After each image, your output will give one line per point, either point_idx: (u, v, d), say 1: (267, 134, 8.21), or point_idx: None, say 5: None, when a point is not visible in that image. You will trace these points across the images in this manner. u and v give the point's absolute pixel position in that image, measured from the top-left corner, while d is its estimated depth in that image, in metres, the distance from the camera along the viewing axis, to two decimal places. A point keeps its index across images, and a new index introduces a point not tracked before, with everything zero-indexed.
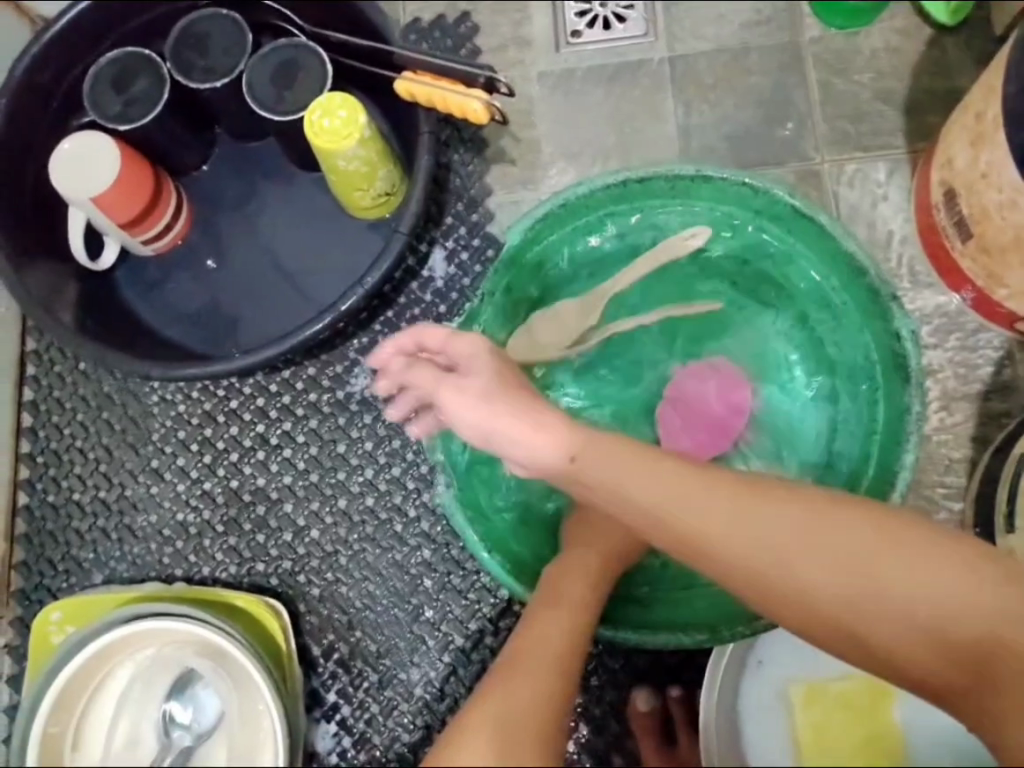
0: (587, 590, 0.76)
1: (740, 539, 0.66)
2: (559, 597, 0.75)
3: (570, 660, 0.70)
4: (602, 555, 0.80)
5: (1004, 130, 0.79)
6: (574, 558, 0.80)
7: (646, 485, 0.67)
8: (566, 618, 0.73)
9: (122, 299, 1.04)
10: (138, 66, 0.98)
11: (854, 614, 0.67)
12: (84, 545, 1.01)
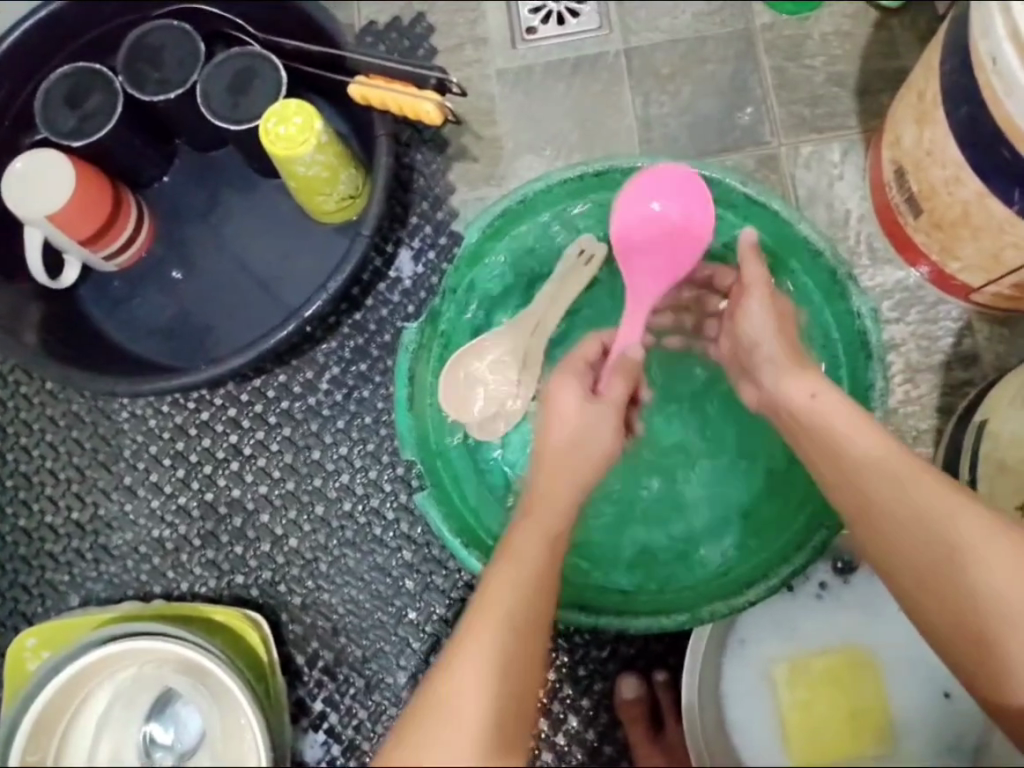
0: (545, 534, 0.70)
1: (844, 431, 0.72)
2: (518, 547, 0.68)
3: (535, 621, 0.64)
4: (563, 491, 0.73)
5: (943, 108, 0.81)
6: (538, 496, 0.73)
7: (865, 437, 0.71)
8: (528, 571, 0.66)
9: (88, 315, 1.03)
10: (89, 80, 0.97)
11: (908, 547, 0.69)
12: (59, 568, 1.00)
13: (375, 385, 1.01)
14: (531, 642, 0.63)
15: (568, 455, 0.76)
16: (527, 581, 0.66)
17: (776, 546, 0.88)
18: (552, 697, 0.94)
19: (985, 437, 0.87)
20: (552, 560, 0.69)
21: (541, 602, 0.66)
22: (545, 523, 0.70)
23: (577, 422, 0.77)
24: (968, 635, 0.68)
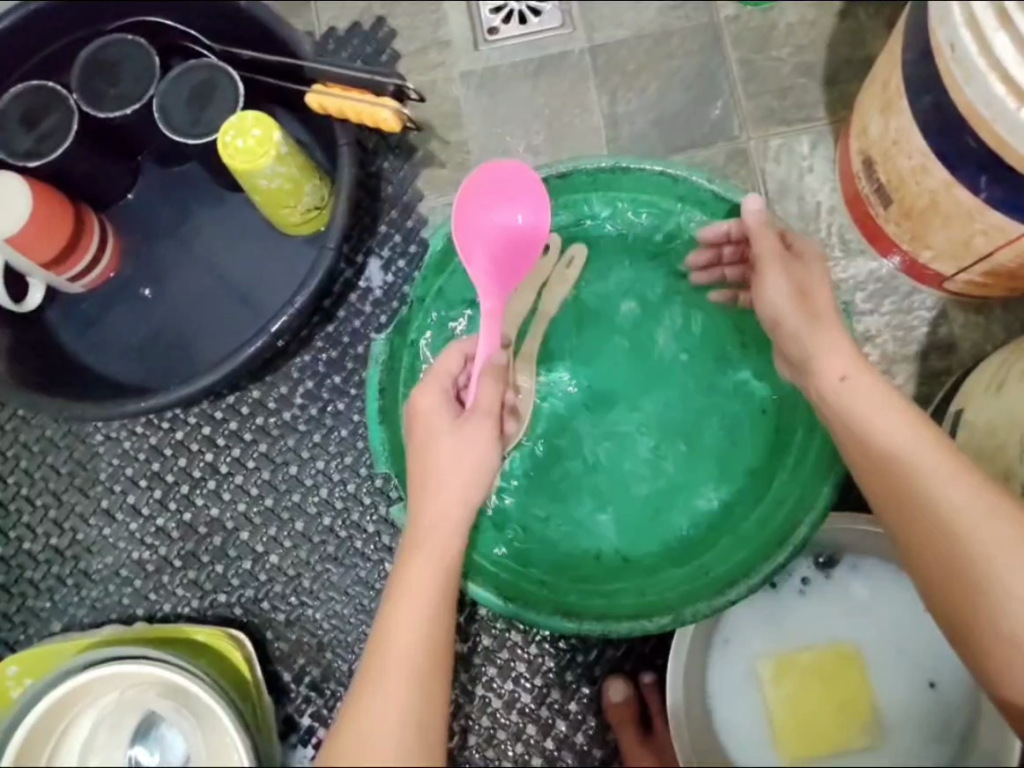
0: (433, 562, 0.71)
1: (872, 420, 0.71)
2: (409, 582, 0.70)
3: (432, 654, 0.66)
4: (448, 506, 0.74)
5: (907, 97, 0.81)
6: (424, 520, 0.74)
7: (892, 426, 0.70)
8: (419, 606, 0.68)
9: (56, 339, 1.01)
10: (44, 100, 0.95)
11: (929, 537, 0.70)
12: (40, 594, 0.99)
13: (351, 397, 1.00)
14: (432, 676, 0.65)
15: (445, 474, 0.75)
16: (423, 615, 0.68)
17: (754, 543, 0.88)
18: (540, 702, 0.95)
19: (962, 427, 0.87)
20: (445, 588, 0.70)
21: (438, 630, 0.68)
22: (434, 545, 0.72)
23: (452, 439, 0.77)
24: (982, 627, 0.68)
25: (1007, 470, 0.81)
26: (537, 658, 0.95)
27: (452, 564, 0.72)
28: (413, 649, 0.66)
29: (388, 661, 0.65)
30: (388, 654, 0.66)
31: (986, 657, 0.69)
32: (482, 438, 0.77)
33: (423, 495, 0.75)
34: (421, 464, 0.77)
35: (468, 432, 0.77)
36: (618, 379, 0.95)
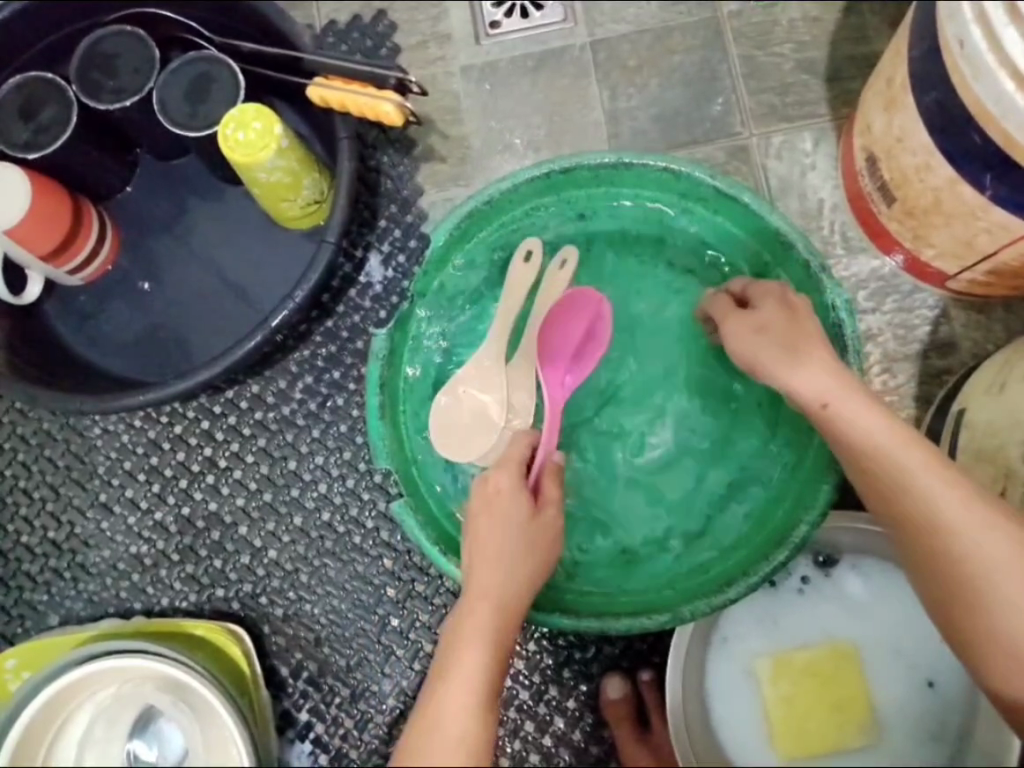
0: (483, 651, 0.67)
1: (864, 445, 0.70)
2: (456, 667, 0.66)
3: (482, 739, 0.61)
4: (501, 594, 0.73)
5: (911, 94, 0.80)
6: (473, 608, 0.71)
7: (884, 446, 0.70)
8: (468, 689, 0.64)
9: (54, 332, 1.01)
10: (42, 91, 0.94)
11: (927, 550, 0.70)
12: (37, 588, 0.99)
13: (349, 393, 1.00)
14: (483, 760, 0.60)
15: (502, 570, 0.74)
16: (470, 697, 0.63)
17: (752, 544, 0.88)
18: (538, 699, 0.94)
19: (964, 427, 0.87)
20: (494, 676, 0.67)
21: (487, 716, 0.63)
22: (483, 634, 0.69)
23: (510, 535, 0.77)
24: (980, 632, 0.69)
25: (1007, 471, 0.81)
26: (536, 655, 0.95)
27: (501, 655, 0.69)
28: (465, 733, 0.61)
29: (439, 746, 0.60)
30: (436, 737, 0.60)
31: (984, 658, 0.70)
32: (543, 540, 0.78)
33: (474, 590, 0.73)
34: (474, 562, 0.75)
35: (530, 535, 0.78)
36: (618, 375, 0.94)
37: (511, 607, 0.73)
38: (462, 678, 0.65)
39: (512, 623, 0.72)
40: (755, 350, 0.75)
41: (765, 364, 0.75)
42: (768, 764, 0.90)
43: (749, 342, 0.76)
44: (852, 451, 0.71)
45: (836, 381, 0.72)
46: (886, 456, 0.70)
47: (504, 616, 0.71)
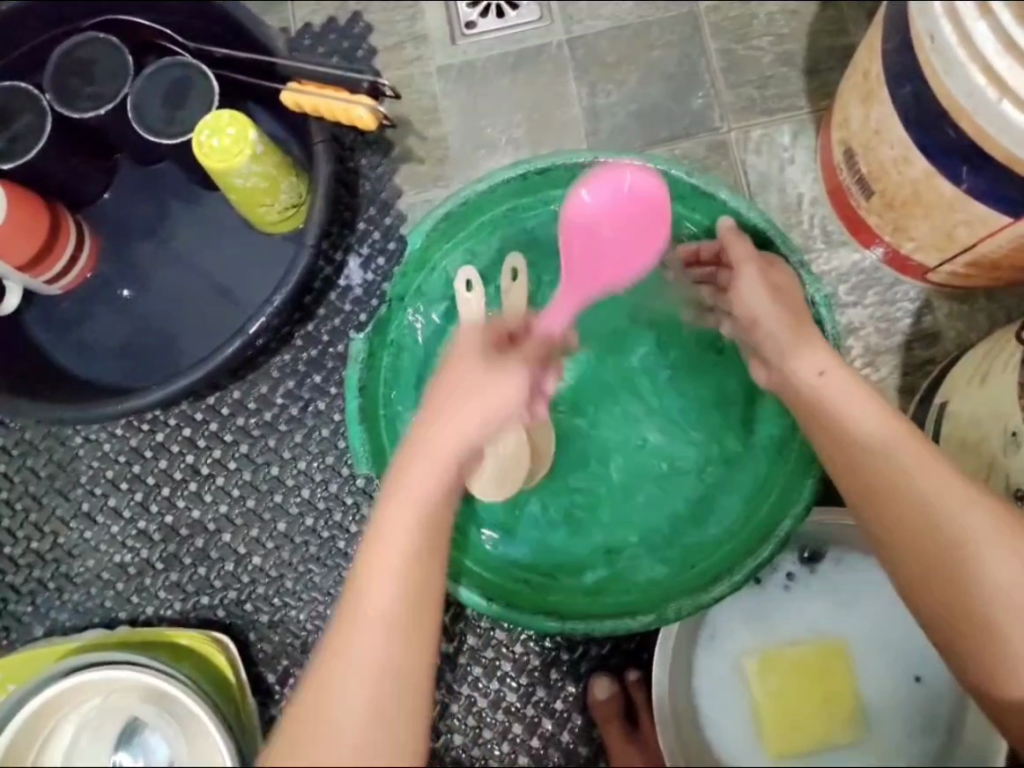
0: (417, 510, 0.65)
1: (857, 414, 0.69)
2: (392, 529, 0.64)
3: (413, 621, 0.62)
4: (451, 440, 0.67)
5: (887, 88, 0.80)
6: (416, 458, 0.67)
7: (873, 424, 0.69)
8: (396, 559, 0.63)
9: (34, 341, 1.01)
10: (17, 100, 0.94)
11: (914, 532, 0.68)
12: (22, 598, 0.98)
13: (331, 397, 1.00)
14: (410, 639, 0.62)
15: (458, 415, 0.68)
16: (403, 573, 0.63)
17: (740, 540, 0.87)
18: (526, 701, 0.94)
19: (947, 419, 0.87)
20: (431, 535, 0.65)
21: (415, 585, 0.63)
22: (426, 498, 0.65)
23: (467, 377, 0.70)
24: (975, 623, 0.67)
25: (990, 464, 0.81)
26: (523, 656, 0.95)
27: (442, 507, 0.66)
28: (390, 606, 0.62)
29: (362, 624, 0.61)
30: (363, 615, 0.62)
31: (979, 652, 0.67)
32: (512, 378, 0.70)
33: (426, 435, 0.68)
34: (432, 402, 0.70)
35: (490, 373, 0.70)
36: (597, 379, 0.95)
37: (466, 448, 0.68)
38: (401, 549, 0.64)
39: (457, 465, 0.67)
40: (761, 312, 0.77)
41: (765, 328, 0.76)
42: (757, 761, 0.90)
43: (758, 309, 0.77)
44: (840, 428, 0.70)
45: (827, 363, 0.72)
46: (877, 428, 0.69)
47: (453, 465, 0.67)
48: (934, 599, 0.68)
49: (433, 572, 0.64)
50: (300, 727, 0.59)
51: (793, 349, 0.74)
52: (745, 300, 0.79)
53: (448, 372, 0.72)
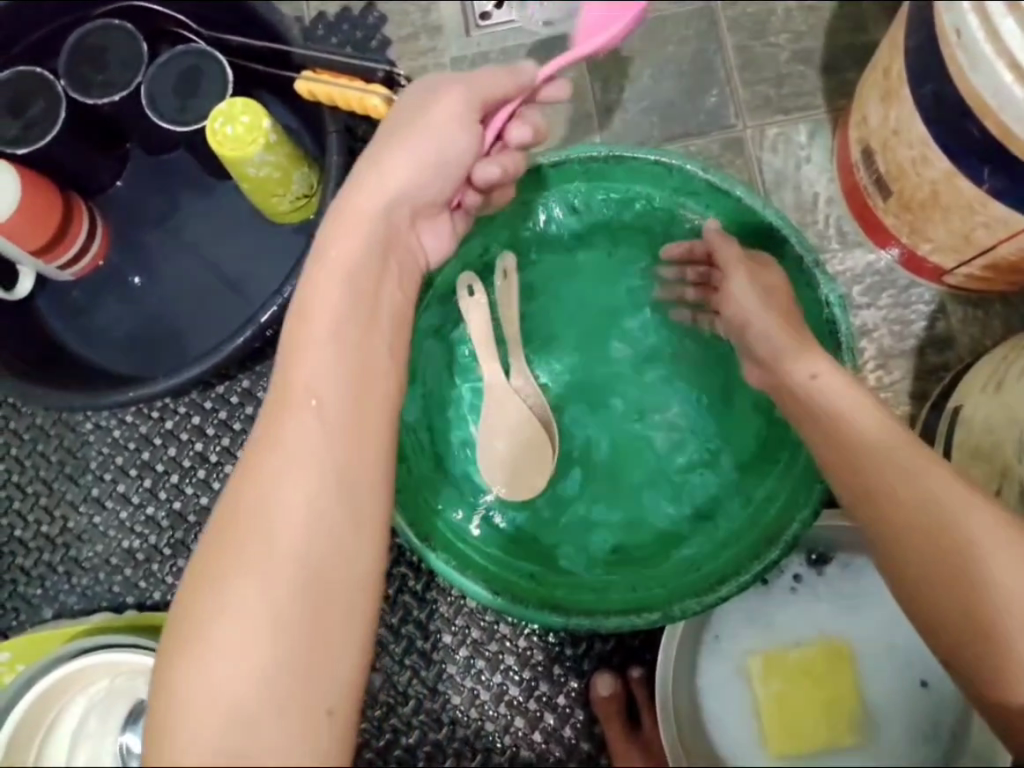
0: (347, 287, 0.60)
1: (847, 409, 0.71)
2: (316, 329, 0.58)
3: (354, 386, 0.56)
4: (383, 218, 0.64)
5: (908, 86, 0.79)
6: (339, 238, 0.62)
7: (862, 421, 0.70)
8: (327, 341, 0.57)
9: (45, 326, 1.01)
10: (32, 86, 0.94)
11: (909, 526, 0.66)
12: (31, 582, 0.99)
13: None
14: (348, 412, 0.55)
15: (388, 174, 0.64)
16: (336, 343, 0.57)
17: (747, 540, 0.86)
18: (529, 695, 0.94)
19: (959, 424, 0.86)
20: (361, 305, 0.60)
21: (351, 345, 0.58)
22: (352, 274, 0.60)
23: (399, 124, 0.66)
24: (982, 624, 0.63)
25: (1004, 469, 0.80)
26: (526, 651, 0.95)
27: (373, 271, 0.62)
28: (320, 410, 0.55)
29: (296, 409, 0.54)
30: (293, 397, 0.55)
31: (986, 655, 0.63)
32: (440, 112, 0.66)
33: (352, 213, 0.63)
34: (359, 166, 0.65)
35: (419, 112, 0.67)
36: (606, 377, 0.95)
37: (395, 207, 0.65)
38: (334, 356, 0.57)
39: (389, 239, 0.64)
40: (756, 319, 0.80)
41: (763, 335, 0.79)
42: (758, 761, 0.90)
43: (748, 309, 0.81)
44: (832, 427, 0.71)
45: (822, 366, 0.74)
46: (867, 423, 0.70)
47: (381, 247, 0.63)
48: (936, 603, 0.65)
49: (373, 346, 0.59)
50: (233, 550, 0.50)
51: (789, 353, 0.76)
52: (740, 304, 0.82)
53: (393, 117, 0.69)
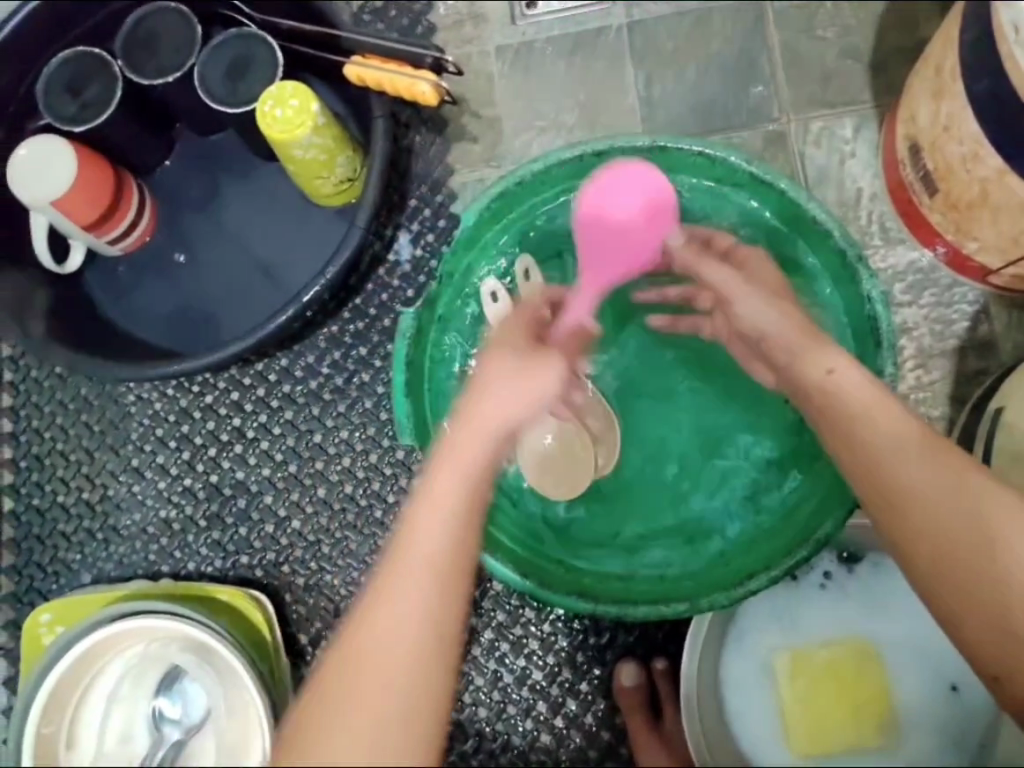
0: (466, 486, 0.59)
1: (874, 421, 0.67)
2: (434, 516, 0.57)
3: (452, 586, 0.56)
4: (496, 426, 0.61)
5: (962, 82, 0.78)
6: (462, 444, 0.60)
7: (887, 430, 0.67)
8: (441, 536, 0.56)
9: (93, 300, 1.04)
10: (90, 67, 0.97)
11: (933, 526, 0.66)
12: (71, 547, 1.02)
13: (376, 369, 1.01)
14: (440, 614, 0.55)
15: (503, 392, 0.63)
16: (446, 541, 0.57)
17: (777, 536, 0.87)
18: (551, 680, 0.95)
19: (1001, 427, 0.84)
20: (473, 521, 0.58)
21: (459, 563, 0.56)
22: (469, 471, 0.59)
23: (491, 365, 0.66)
24: (1000, 619, 0.65)
25: None
26: (551, 636, 0.96)
27: (483, 489, 0.59)
28: (423, 602, 0.54)
29: (397, 597, 0.54)
30: (393, 583, 0.55)
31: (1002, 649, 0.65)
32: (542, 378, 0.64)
33: (472, 419, 0.61)
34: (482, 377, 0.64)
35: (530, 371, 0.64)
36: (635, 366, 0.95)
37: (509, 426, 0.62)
38: (445, 548, 0.56)
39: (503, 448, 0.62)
40: (768, 325, 0.75)
41: (772, 339, 0.75)
42: (782, 760, 0.89)
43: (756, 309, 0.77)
44: (854, 435, 0.68)
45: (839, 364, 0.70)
46: (892, 431, 0.67)
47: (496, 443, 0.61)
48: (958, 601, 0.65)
49: (476, 544, 0.58)
50: (320, 721, 0.52)
51: (802, 348, 0.72)
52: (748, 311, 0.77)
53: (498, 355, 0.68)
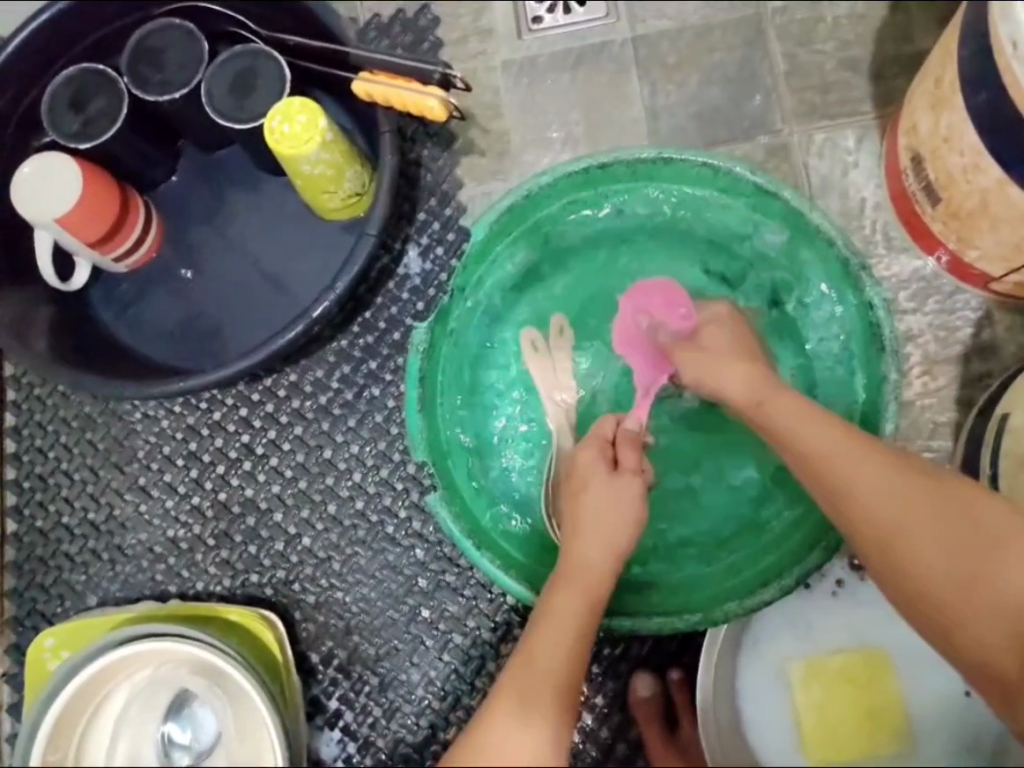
0: (582, 600, 0.73)
1: (812, 435, 0.72)
2: (552, 616, 0.71)
3: (571, 677, 0.67)
4: (597, 551, 0.77)
5: (961, 95, 0.79)
6: (569, 569, 0.76)
7: (830, 438, 0.72)
8: (566, 633, 0.70)
9: (98, 317, 1.03)
10: (94, 83, 0.97)
11: (885, 526, 0.70)
12: (75, 568, 1.01)
13: (385, 384, 1.01)
14: (567, 692, 0.66)
15: (595, 510, 0.80)
16: (567, 639, 0.70)
17: (786, 546, 0.88)
18: None
19: (1007, 433, 0.84)
20: (585, 637, 0.71)
21: (576, 671, 0.68)
22: (584, 583, 0.74)
23: (602, 492, 0.81)
24: (937, 594, 0.69)
25: None
26: None
27: (594, 616, 0.73)
28: (557, 671, 0.67)
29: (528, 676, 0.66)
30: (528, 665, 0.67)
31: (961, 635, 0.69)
32: (627, 489, 0.81)
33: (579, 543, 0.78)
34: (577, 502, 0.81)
35: (612, 488, 0.81)
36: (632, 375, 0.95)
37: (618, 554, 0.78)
38: (564, 630, 0.70)
39: (608, 577, 0.76)
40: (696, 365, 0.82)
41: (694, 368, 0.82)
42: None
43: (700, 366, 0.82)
44: (801, 451, 0.73)
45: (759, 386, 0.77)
46: (831, 437, 0.72)
47: (608, 567, 0.77)
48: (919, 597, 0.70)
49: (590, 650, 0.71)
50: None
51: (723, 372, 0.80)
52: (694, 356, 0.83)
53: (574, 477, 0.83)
